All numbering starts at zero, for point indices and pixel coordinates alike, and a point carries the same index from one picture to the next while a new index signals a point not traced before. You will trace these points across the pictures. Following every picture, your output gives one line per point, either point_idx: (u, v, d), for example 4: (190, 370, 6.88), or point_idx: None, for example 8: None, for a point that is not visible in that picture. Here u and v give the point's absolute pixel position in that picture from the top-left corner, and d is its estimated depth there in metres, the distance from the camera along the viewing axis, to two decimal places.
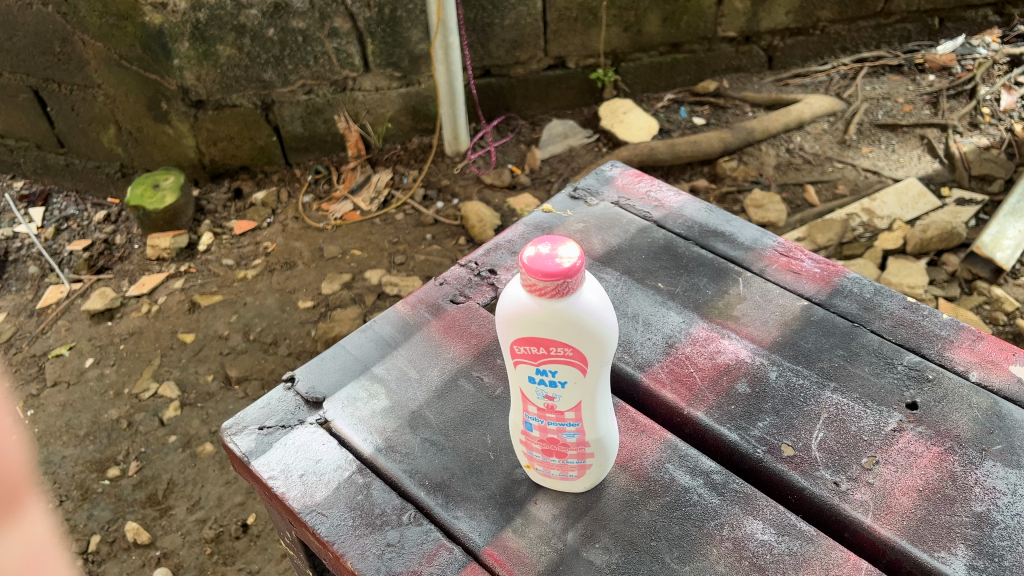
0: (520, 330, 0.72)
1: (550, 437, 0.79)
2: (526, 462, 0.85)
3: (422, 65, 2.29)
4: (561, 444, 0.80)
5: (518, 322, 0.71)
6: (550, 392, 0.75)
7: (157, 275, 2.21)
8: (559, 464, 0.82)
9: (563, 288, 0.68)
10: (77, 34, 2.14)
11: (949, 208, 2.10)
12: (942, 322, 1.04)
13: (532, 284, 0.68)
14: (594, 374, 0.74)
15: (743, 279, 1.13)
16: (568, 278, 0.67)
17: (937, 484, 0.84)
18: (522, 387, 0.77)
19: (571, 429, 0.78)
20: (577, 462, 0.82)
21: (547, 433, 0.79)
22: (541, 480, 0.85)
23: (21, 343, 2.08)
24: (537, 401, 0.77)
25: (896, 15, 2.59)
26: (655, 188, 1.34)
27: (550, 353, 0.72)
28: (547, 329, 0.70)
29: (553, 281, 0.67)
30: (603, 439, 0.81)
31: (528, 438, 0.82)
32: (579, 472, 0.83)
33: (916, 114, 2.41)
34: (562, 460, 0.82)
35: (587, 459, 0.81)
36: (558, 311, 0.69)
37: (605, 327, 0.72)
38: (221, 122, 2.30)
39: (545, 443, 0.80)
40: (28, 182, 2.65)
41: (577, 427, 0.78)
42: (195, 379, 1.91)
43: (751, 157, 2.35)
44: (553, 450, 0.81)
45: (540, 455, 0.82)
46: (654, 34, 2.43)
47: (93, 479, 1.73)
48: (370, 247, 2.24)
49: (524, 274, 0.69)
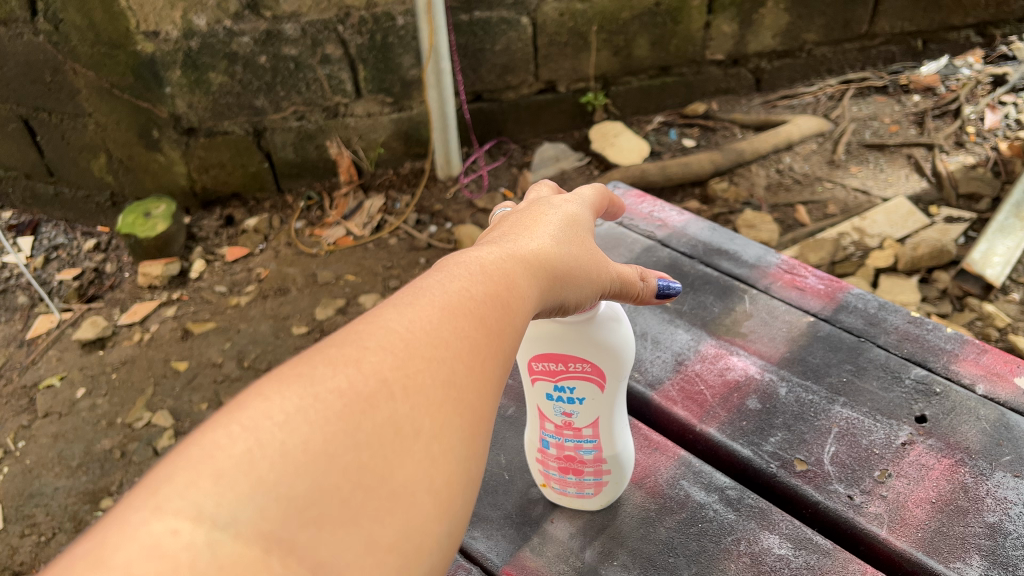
0: (540, 349, 0.72)
1: (567, 456, 0.79)
2: (543, 481, 0.85)
3: (413, 90, 2.30)
4: (580, 463, 0.80)
5: (538, 339, 0.72)
6: (568, 409, 0.76)
7: (149, 303, 2.20)
8: (576, 481, 0.82)
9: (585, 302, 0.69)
10: (68, 64, 2.10)
11: (939, 226, 2.12)
12: (946, 335, 1.05)
13: None
14: (611, 392, 0.75)
15: (749, 297, 1.14)
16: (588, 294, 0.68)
17: (950, 496, 0.85)
18: (539, 404, 0.78)
19: (588, 445, 0.79)
20: (594, 479, 0.82)
21: (564, 451, 0.79)
22: (557, 496, 0.86)
23: (11, 373, 2.05)
24: (555, 419, 0.77)
25: (880, 37, 2.62)
26: (658, 208, 1.35)
27: (568, 370, 0.73)
28: (567, 346, 0.71)
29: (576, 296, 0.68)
30: (619, 456, 0.81)
31: (544, 457, 0.82)
32: (595, 490, 0.83)
33: (902, 134, 2.44)
34: (578, 478, 0.82)
35: (603, 476, 0.81)
36: (581, 328, 0.70)
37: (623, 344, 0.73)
38: (213, 150, 2.30)
39: (561, 460, 0.80)
40: (17, 212, 2.63)
41: (594, 444, 0.78)
42: (189, 408, 1.89)
43: (740, 178, 2.39)
44: (570, 468, 0.81)
45: (556, 473, 0.82)
46: (643, 57, 2.45)
47: (86, 510, 1.70)
48: (363, 271, 2.25)
49: None
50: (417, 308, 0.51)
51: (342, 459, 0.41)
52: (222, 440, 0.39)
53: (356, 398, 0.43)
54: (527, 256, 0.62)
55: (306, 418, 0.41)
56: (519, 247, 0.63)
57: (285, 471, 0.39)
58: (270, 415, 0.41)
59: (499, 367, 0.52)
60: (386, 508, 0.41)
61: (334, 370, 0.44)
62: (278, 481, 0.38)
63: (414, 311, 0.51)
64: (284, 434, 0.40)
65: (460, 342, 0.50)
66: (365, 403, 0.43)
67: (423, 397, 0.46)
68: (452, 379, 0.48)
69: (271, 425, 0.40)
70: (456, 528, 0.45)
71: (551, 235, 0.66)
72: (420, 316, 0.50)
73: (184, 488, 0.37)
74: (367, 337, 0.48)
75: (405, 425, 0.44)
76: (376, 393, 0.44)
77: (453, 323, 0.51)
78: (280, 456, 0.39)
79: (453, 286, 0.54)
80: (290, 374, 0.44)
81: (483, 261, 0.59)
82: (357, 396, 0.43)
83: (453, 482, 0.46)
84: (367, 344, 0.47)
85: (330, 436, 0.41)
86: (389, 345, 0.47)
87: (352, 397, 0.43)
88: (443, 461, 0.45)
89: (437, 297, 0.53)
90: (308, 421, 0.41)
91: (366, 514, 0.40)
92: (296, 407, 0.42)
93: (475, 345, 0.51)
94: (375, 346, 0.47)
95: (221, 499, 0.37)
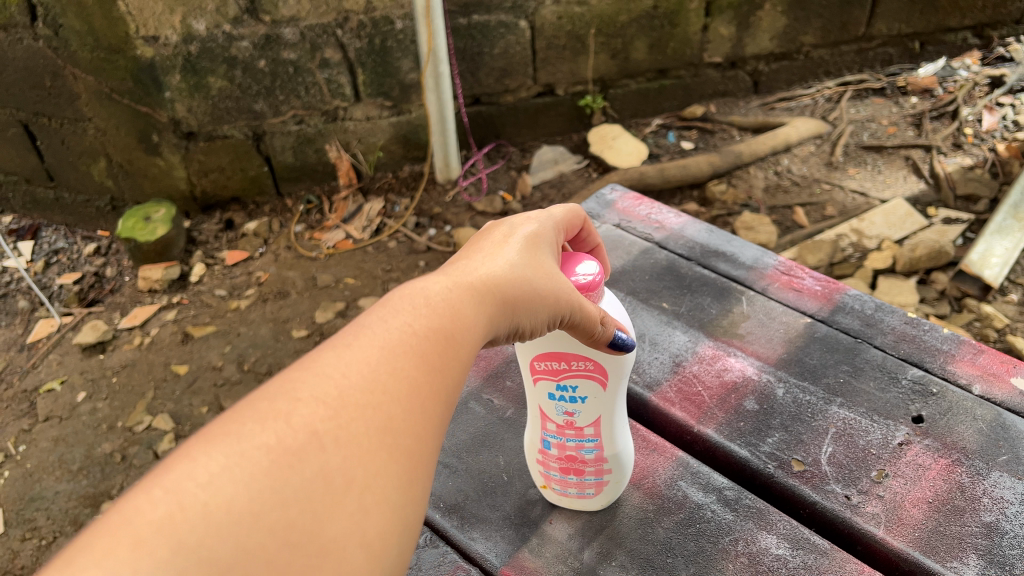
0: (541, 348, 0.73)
1: (569, 455, 0.80)
2: (543, 482, 0.85)
3: (412, 94, 2.31)
4: (581, 463, 0.80)
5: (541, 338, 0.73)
6: (570, 408, 0.76)
7: (149, 307, 2.21)
8: (577, 482, 0.83)
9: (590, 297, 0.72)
10: (68, 68, 2.11)
11: (937, 227, 2.12)
12: (942, 336, 1.06)
13: None
14: (613, 391, 0.76)
15: (746, 298, 1.15)
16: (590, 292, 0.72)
17: (946, 495, 0.85)
18: (540, 404, 0.78)
19: (589, 445, 0.79)
20: (595, 479, 0.82)
21: (565, 451, 0.80)
22: (558, 497, 0.86)
23: (11, 377, 2.05)
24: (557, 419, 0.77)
25: (877, 39, 2.63)
26: (655, 210, 1.36)
27: (571, 368, 0.73)
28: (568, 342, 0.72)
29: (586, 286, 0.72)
30: (620, 455, 0.81)
31: (546, 458, 0.82)
32: (597, 489, 0.84)
33: (900, 135, 2.45)
34: (579, 478, 0.82)
35: (604, 475, 0.82)
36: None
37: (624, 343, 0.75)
38: (212, 154, 2.30)
39: (563, 460, 0.81)
40: (17, 217, 2.64)
41: (596, 443, 0.79)
42: (189, 412, 1.90)
43: (739, 180, 2.39)
44: (571, 468, 0.81)
45: (557, 473, 0.83)
46: (641, 60, 2.46)
47: (87, 514, 1.70)
48: (363, 274, 2.25)
49: None
50: (352, 356, 0.54)
51: (266, 516, 0.44)
52: (145, 504, 0.42)
53: (285, 452, 0.47)
54: (473, 285, 0.65)
55: (230, 477, 0.44)
56: (466, 275, 0.66)
57: (208, 531, 0.42)
58: (195, 476, 0.44)
59: (437, 409, 0.56)
60: (312, 560, 0.44)
61: (263, 426, 0.48)
62: (200, 543, 0.41)
63: (349, 357, 0.54)
64: (207, 495, 0.43)
65: (394, 386, 0.54)
66: (295, 455, 0.47)
67: (355, 445, 0.50)
68: (387, 425, 0.52)
69: (195, 485, 0.44)
70: (390, 569, 0.49)
71: (507, 263, 0.68)
72: (355, 363, 0.54)
73: (108, 552, 0.40)
74: (301, 387, 0.51)
75: (336, 475, 0.48)
76: (305, 445, 0.48)
77: (390, 368, 0.55)
78: (205, 516, 0.42)
79: (390, 332, 0.57)
80: (224, 428, 0.47)
81: (428, 295, 0.62)
82: (284, 451, 0.47)
83: (386, 527, 0.49)
84: (299, 396, 0.50)
85: (254, 494, 0.44)
86: (321, 395, 0.51)
87: (279, 452, 0.47)
88: (374, 508, 0.49)
89: (375, 340, 0.56)
90: (232, 480, 0.44)
91: (291, 567, 0.43)
92: (221, 466, 0.45)
93: (408, 390, 0.55)
94: (307, 397, 0.50)
95: (143, 562, 0.40)
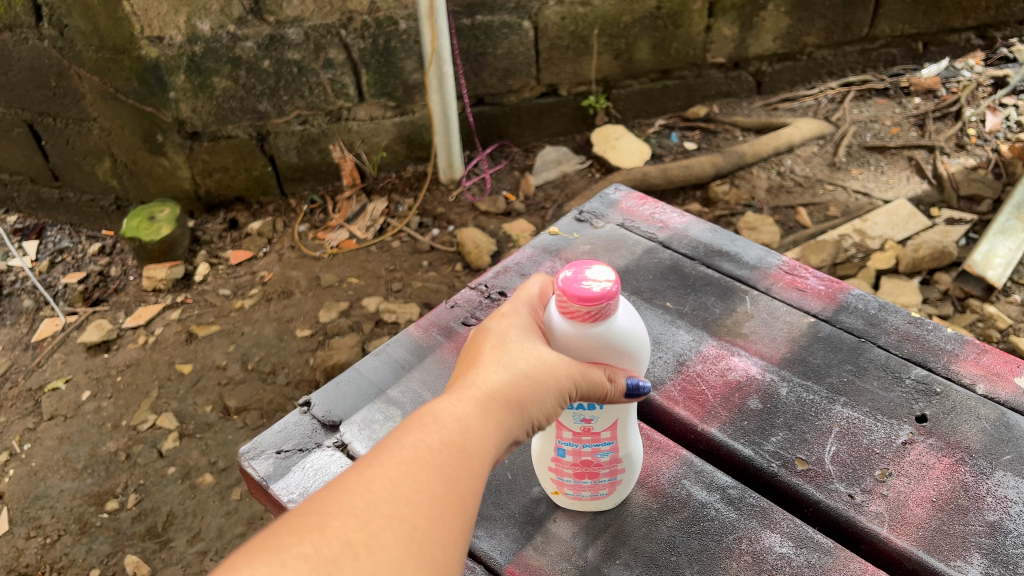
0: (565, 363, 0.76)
1: (585, 460, 0.80)
2: (555, 490, 0.85)
3: (415, 94, 2.31)
4: (597, 467, 0.81)
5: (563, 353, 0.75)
6: (588, 414, 0.77)
7: (153, 306, 2.21)
8: (591, 485, 0.83)
9: (607, 310, 0.72)
10: (73, 69, 2.12)
11: (940, 228, 2.12)
12: (946, 336, 1.06)
13: (571, 311, 0.72)
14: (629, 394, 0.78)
15: (750, 298, 1.15)
16: (607, 302, 0.71)
17: (950, 494, 0.86)
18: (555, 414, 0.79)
19: (605, 448, 0.80)
20: (608, 480, 0.83)
21: (581, 457, 0.80)
22: (570, 502, 0.86)
23: (17, 376, 2.06)
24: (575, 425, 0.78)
25: (880, 40, 2.63)
26: (658, 210, 1.37)
27: None
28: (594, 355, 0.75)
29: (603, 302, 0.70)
30: (632, 455, 0.83)
31: (559, 466, 0.82)
32: (610, 491, 0.84)
33: (903, 136, 2.45)
34: (593, 481, 0.83)
35: (618, 476, 0.83)
36: (604, 336, 0.74)
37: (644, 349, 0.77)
38: (217, 154, 2.31)
39: (578, 466, 0.81)
40: (22, 217, 2.65)
41: (611, 444, 0.80)
42: (193, 411, 1.90)
43: (742, 181, 2.40)
44: (586, 472, 0.82)
45: (570, 480, 0.83)
46: (644, 61, 2.46)
47: (91, 512, 1.71)
48: (367, 274, 2.25)
49: (563, 302, 0.72)
50: (380, 468, 0.60)
51: None
52: None
53: (323, 562, 0.53)
54: (483, 392, 0.69)
55: None
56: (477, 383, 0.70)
57: None
58: None
59: (460, 513, 0.61)
60: None
61: (301, 538, 0.54)
62: None
63: (377, 472, 0.60)
64: None
65: (419, 497, 0.59)
66: (332, 565, 0.53)
67: (384, 555, 0.55)
68: (413, 532, 0.58)
69: None
70: None
71: (511, 360, 0.72)
72: (382, 476, 0.60)
73: None
74: (336, 501, 0.57)
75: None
76: (338, 557, 0.54)
77: (414, 480, 0.60)
78: None
79: (413, 442, 0.63)
80: (269, 541, 0.54)
81: (443, 409, 0.67)
82: (320, 562, 0.53)
83: None
84: (332, 511, 0.57)
85: None
86: (352, 508, 0.57)
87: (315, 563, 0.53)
88: None
89: (399, 453, 0.62)
90: None
91: None
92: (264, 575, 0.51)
93: (432, 500, 0.60)
94: (340, 512, 0.57)
95: None
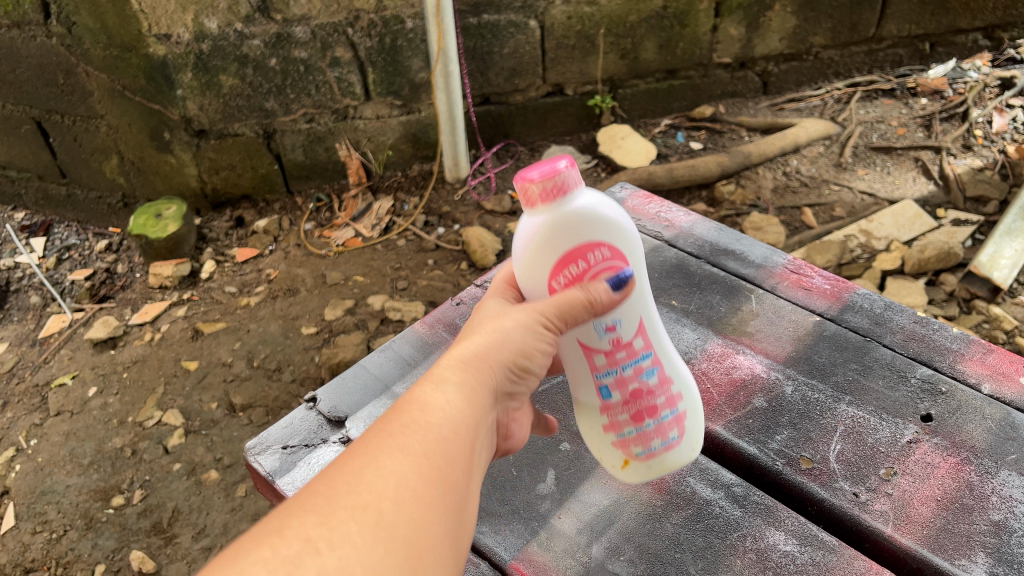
0: (546, 264, 0.75)
1: (636, 389, 0.79)
2: (625, 460, 0.81)
3: (422, 93, 2.32)
4: (651, 395, 0.79)
5: (536, 251, 0.75)
6: (611, 323, 0.77)
7: (160, 303, 2.22)
8: (657, 426, 0.80)
9: (558, 185, 0.72)
10: (81, 66, 2.14)
11: (946, 229, 2.12)
12: (952, 335, 1.06)
13: (537, 200, 0.73)
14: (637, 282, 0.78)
15: (755, 297, 1.15)
16: (562, 174, 0.72)
17: (955, 494, 0.86)
18: (582, 341, 0.77)
19: (645, 364, 0.79)
20: (671, 414, 0.80)
21: (629, 387, 0.79)
22: (647, 469, 0.81)
23: (24, 372, 2.08)
24: (606, 345, 0.77)
25: (887, 40, 2.63)
26: (664, 209, 1.37)
27: (591, 264, 0.75)
28: (566, 238, 0.73)
29: (547, 177, 0.71)
30: (677, 377, 0.81)
31: (614, 417, 0.80)
32: (681, 431, 0.81)
33: (909, 137, 2.45)
34: (657, 419, 0.80)
35: (678, 405, 0.81)
36: (567, 212, 0.73)
37: (620, 224, 0.75)
38: (223, 152, 2.32)
39: (633, 402, 0.79)
40: (30, 213, 2.67)
41: (649, 356, 0.79)
42: (199, 408, 1.91)
43: (748, 181, 2.40)
44: (643, 406, 0.79)
45: (632, 429, 0.80)
46: (650, 60, 2.47)
47: (97, 507, 1.71)
48: (372, 272, 2.26)
49: (526, 197, 0.73)
50: (342, 467, 0.60)
51: None
52: None
53: (282, 564, 0.51)
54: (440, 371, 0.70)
55: None
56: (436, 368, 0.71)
57: None
58: None
59: (432, 476, 0.61)
60: None
61: (259, 547, 0.52)
62: None
63: (336, 476, 0.59)
64: None
65: (382, 484, 0.58)
66: (293, 564, 0.51)
67: (351, 547, 0.54)
68: (381, 519, 0.56)
69: None
70: None
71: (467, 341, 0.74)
72: (341, 478, 0.58)
73: None
74: (295, 510, 0.56)
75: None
76: (300, 556, 0.52)
77: (374, 470, 0.59)
78: None
79: (374, 438, 0.62)
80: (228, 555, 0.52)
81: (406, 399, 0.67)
82: (281, 564, 0.51)
83: None
84: (291, 518, 0.55)
85: None
86: (311, 511, 0.55)
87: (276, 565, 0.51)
88: None
89: (359, 452, 0.61)
90: None
91: None
92: None
93: (398, 484, 0.59)
94: (299, 517, 0.55)
95: None
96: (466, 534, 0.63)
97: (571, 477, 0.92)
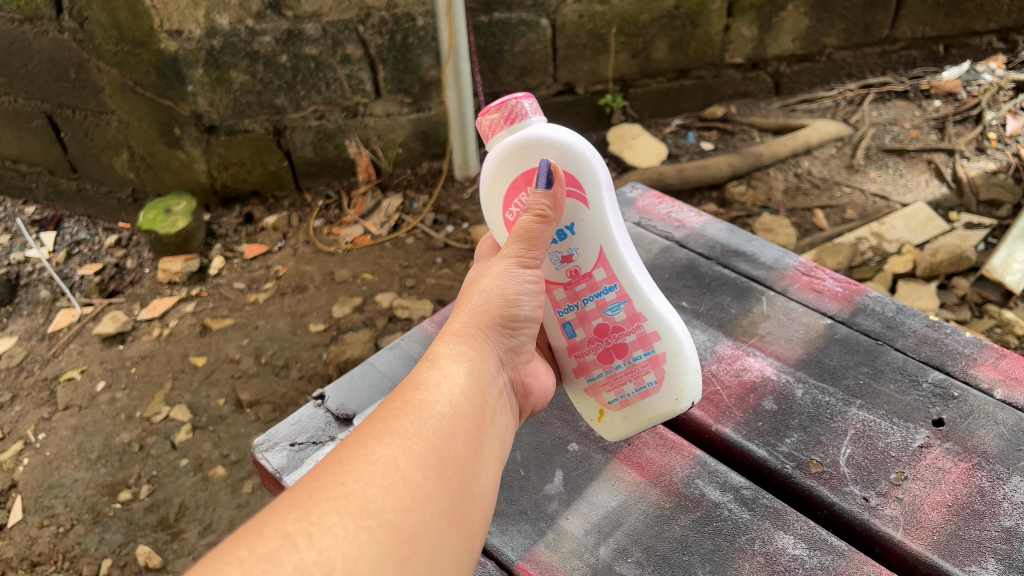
0: (503, 189, 0.85)
1: (600, 327, 0.86)
2: (599, 409, 0.91)
3: (432, 90, 2.31)
4: (617, 332, 0.86)
5: (496, 184, 0.85)
6: (567, 255, 0.85)
7: (168, 299, 2.23)
8: (628, 366, 0.87)
9: (506, 112, 0.81)
10: (92, 61, 2.14)
11: (958, 233, 2.10)
12: (964, 339, 1.05)
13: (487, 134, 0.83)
14: (598, 209, 0.83)
15: (766, 298, 1.15)
16: (506, 107, 0.81)
17: (965, 500, 0.85)
18: (548, 275, 0.87)
19: (609, 298, 0.85)
20: (644, 354, 0.86)
21: (593, 323, 0.87)
22: (623, 417, 0.89)
23: (33, 366, 2.08)
24: (566, 277, 0.86)
25: (901, 42, 2.61)
26: (676, 210, 1.36)
27: None
28: (512, 164, 0.83)
29: (494, 106, 0.81)
30: (654, 314, 0.85)
31: (585, 358, 0.89)
32: (657, 375, 0.86)
33: (922, 139, 2.43)
34: (627, 357, 0.87)
35: (651, 345, 0.85)
36: (512, 138, 0.81)
37: (565, 141, 0.80)
38: (233, 148, 2.32)
39: (597, 341, 0.87)
40: (40, 208, 2.68)
41: (613, 289, 0.85)
42: (206, 403, 1.91)
43: (759, 182, 2.39)
44: (610, 343, 0.87)
45: (601, 371, 0.88)
46: (661, 60, 2.46)
47: (104, 502, 1.71)
48: (380, 270, 2.26)
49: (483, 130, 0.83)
50: (333, 455, 0.60)
51: None
52: None
53: (260, 558, 0.50)
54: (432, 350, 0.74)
55: None
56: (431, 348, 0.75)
57: None
58: None
59: (424, 442, 0.62)
60: None
61: (238, 544, 0.51)
62: None
63: (326, 468, 0.58)
64: None
65: (369, 470, 0.58)
66: (270, 560, 0.50)
67: (332, 535, 0.52)
68: (367, 506, 0.55)
69: None
70: None
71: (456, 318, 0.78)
72: (331, 468, 0.58)
73: None
74: (278, 505, 0.55)
75: (314, 568, 0.50)
76: (280, 548, 0.51)
77: (362, 458, 0.59)
78: None
79: (365, 427, 0.63)
80: (205, 558, 0.50)
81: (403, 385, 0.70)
82: (260, 558, 0.50)
83: None
84: (272, 513, 0.54)
85: None
86: (296, 503, 0.55)
87: (254, 561, 0.50)
88: None
89: (352, 443, 0.61)
90: None
91: None
92: None
93: (385, 470, 0.58)
94: (281, 510, 0.54)
95: None
96: (466, 517, 0.62)
97: (579, 478, 0.92)
